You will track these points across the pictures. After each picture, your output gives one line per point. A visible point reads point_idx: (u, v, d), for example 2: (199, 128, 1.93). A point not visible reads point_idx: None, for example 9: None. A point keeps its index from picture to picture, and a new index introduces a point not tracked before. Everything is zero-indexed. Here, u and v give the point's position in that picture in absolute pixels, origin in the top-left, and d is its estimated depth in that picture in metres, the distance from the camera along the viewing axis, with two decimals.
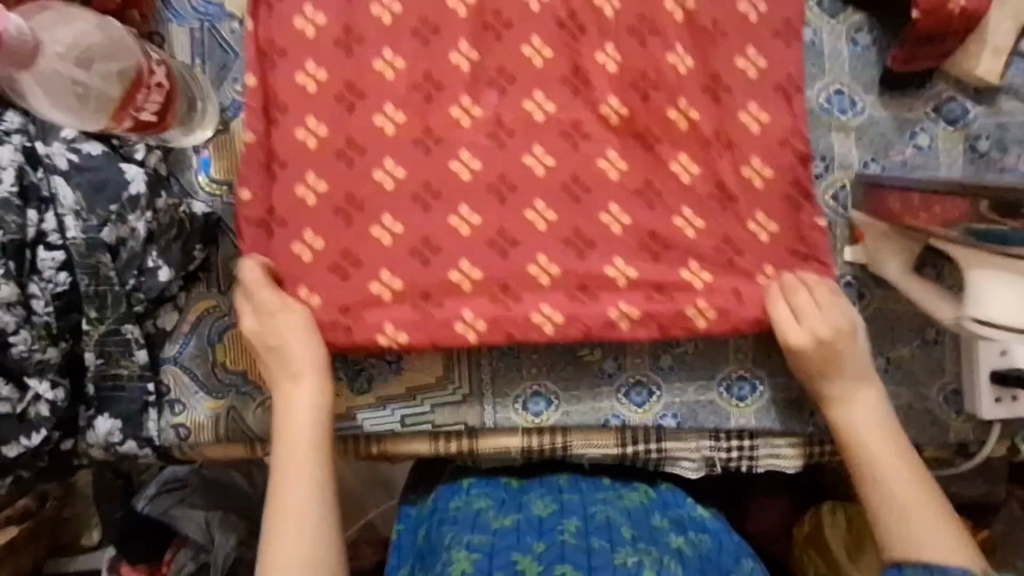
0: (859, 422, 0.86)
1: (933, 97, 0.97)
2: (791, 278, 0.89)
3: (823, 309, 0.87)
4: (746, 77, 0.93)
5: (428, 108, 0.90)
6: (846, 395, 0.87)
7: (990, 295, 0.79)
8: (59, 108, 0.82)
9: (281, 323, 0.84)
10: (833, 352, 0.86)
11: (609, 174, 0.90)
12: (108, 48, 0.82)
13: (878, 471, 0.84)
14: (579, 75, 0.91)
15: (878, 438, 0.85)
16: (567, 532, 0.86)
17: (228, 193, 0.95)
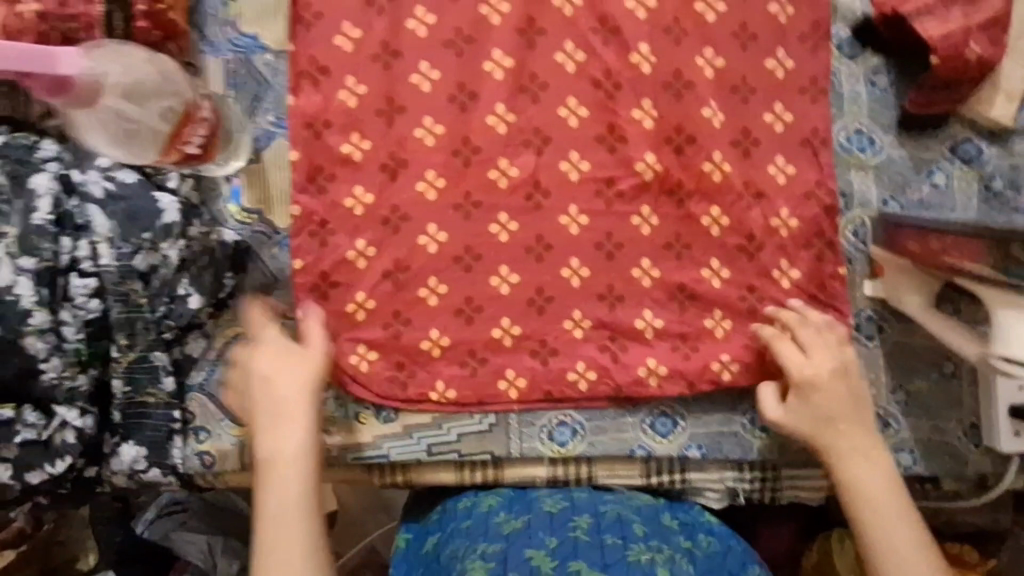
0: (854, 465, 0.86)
1: (949, 138, 1.00)
2: (791, 320, 0.94)
3: (820, 357, 0.89)
4: (774, 131, 0.99)
5: (464, 173, 0.96)
6: (843, 444, 0.87)
7: (1010, 333, 0.80)
8: (113, 144, 0.87)
9: (283, 354, 0.85)
10: (829, 399, 0.88)
11: (642, 230, 0.97)
12: (159, 85, 0.88)
13: (876, 523, 0.83)
14: (614, 133, 0.97)
15: (877, 492, 0.85)
16: (579, 528, 0.85)
17: (259, 220, 0.96)
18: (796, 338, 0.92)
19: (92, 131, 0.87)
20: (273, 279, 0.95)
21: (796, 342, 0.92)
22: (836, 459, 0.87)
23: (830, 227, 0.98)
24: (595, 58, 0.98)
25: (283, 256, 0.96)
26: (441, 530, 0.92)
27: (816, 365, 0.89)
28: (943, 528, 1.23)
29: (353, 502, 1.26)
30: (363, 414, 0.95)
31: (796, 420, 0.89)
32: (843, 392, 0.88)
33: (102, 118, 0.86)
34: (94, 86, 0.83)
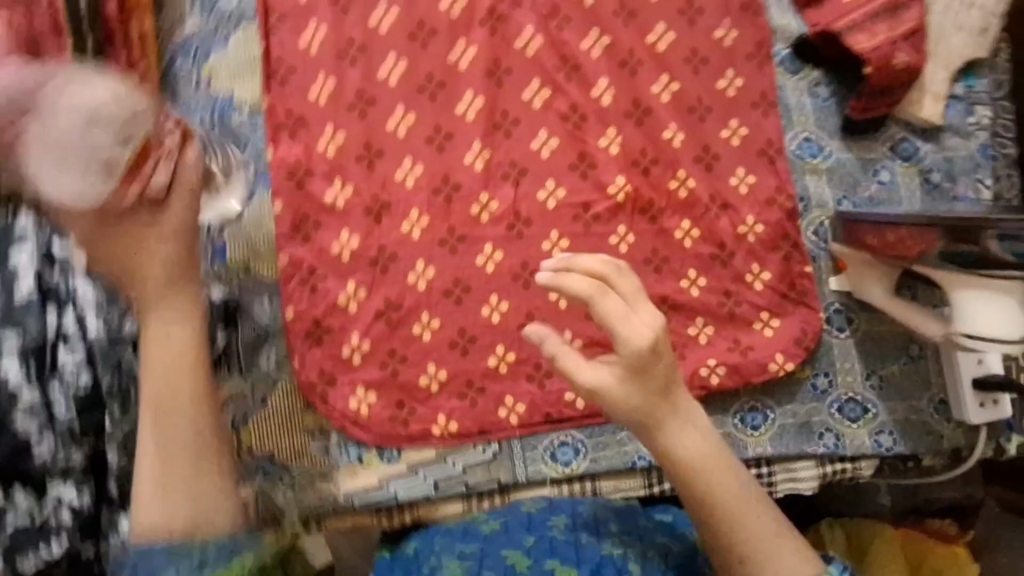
0: (684, 440, 0.77)
1: (888, 139, 1.09)
2: (605, 270, 0.71)
3: (634, 323, 0.71)
4: (732, 145, 1.06)
5: (448, 210, 0.99)
6: (672, 412, 0.76)
7: (972, 313, 0.88)
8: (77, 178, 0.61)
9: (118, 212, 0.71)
10: (657, 361, 0.73)
11: (620, 249, 1.02)
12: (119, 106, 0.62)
13: (711, 483, 0.77)
14: (585, 161, 1.02)
15: (708, 456, 0.77)
16: (557, 528, 0.86)
17: (244, 274, 0.96)
18: (612, 286, 0.71)
19: (42, 154, 0.59)
20: (264, 331, 0.95)
21: (613, 291, 0.72)
22: (666, 426, 0.76)
23: (793, 229, 1.05)
24: (559, 92, 1.03)
25: (274, 308, 0.95)
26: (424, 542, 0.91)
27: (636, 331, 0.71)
28: (922, 505, 1.30)
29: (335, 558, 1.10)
30: (367, 456, 0.95)
31: (609, 390, 0.73)
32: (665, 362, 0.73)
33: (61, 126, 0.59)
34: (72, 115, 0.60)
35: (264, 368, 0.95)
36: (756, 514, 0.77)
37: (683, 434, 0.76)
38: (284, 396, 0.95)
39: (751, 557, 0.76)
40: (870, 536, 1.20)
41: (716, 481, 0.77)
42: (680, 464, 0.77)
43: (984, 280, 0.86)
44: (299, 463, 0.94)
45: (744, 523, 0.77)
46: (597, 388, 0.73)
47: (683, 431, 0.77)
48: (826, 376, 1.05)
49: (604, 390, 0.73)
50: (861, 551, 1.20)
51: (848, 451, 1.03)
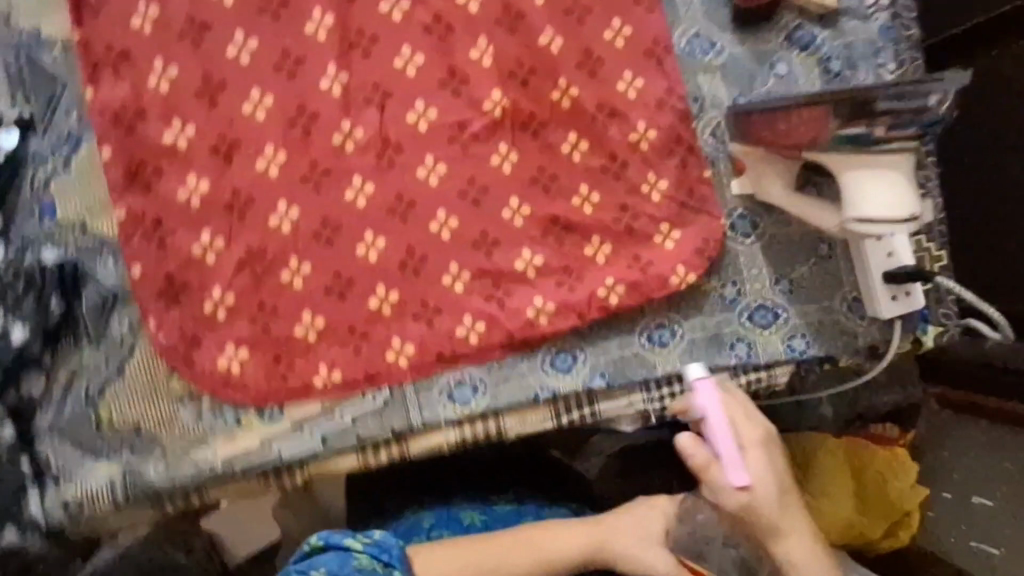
0: (795, 554, 0.86)
1: (783, 29, 1.02)
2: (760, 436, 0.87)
3: (762, 465, 0.86)
4: (615, 47, 0.97)
5: (306, 143, 0.89)
6: (786, 542, 0.86)
7: (863, 195, 0.80)
8: (657, 556, 0.89)
9: (645, 510, 0.92)
10: (759, 500, 0.85)
11: (503, 169, 0.94)
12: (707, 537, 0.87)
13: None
14: (456, 76, 0.93)
15: (810, 568, 0.86)
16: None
17: (81, 234, 0.84)
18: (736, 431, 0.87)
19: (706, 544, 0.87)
20: (112, 295, 0.85)
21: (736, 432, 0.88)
22: (778, 542, 0.86)
23: (688, 133, 0.98)
24: (420, 4, 0.93)
25: (118, 268, 0.85)
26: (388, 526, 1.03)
27: (756, 470, 0.86)
28: (865, 413, 1.31)
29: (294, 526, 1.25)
30: (244, 417, 0.88)
31: (758, 508, 0.85)
32: (761, 492, 0.85)
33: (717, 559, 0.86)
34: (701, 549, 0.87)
35: (117, 336, 0.85)
36: None
37: (797, 543, 0.86)
38: (142, 365, 0.85)
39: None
40: (817, 450, 1.22)
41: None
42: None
43: (866, 156, 0.80)
44: (170, 434, 0.86)
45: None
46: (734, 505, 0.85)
47: (794, 545, 0.86)
48: (733, 285, 1.01)
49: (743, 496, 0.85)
50: (807, 461, 1.24)
51: (761, 361, 1.01)
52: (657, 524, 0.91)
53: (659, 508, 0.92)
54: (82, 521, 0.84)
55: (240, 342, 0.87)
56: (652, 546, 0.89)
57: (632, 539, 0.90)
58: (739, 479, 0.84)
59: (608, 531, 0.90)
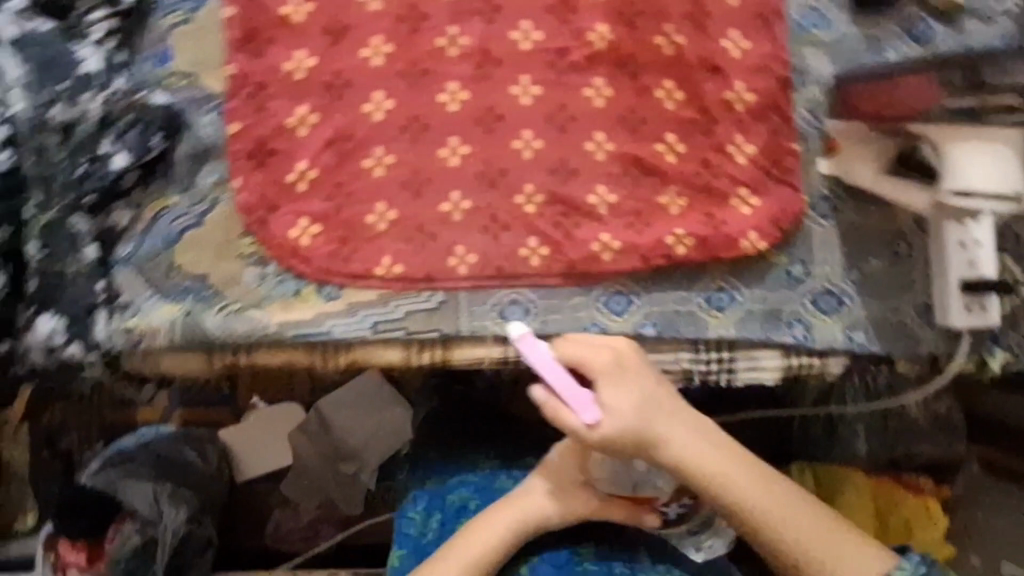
0: (683, 450, 0.90)
1: (903, 18, 0.99)
2: (610, 359, 0.89)
3: (618, 386, 0.89)
4: (727, 4, 0.97)
5: (412, 40, 0.92)
6: (667, 442, 0.90)
7: (970, 163, 0.82)
8: (571, 499, 0.96)
9: (547, 467, 0.98)
10: (624, 425, 0.89)
11: (595, 102, 0.94)
12: (606, 471, 0.98)
13: (749, 493, 0.90)
14: (566, 4, 0.95)
15: (704, 454, 0.91)
16: (585, 559, 0.97)
17: (190, 84, 0.89)
18: (581, 362, 0.88)
19: (601, 479, 0.98)
20: (207, 146, 0.89)
21: (582, 365, 0.88)
22: (661, 447, 0.90)
23: (785, 101, 0.97)
24: None
25: (217, 122, 0.89)
26: (431, 506, 1.06)
27: (611, 398, 0.88)
28: (901, 460, 1.30)
29: (309, 456, 1.44)
30: (304, 290, 0.90)
31: (630, 432, 0.89)
32: (619, 417, 0.88)
33: (620, 476, 0.98)
34: (598, 481, 0.98)
35: (204, 186, 0.89)
36: (793, 502, 0.90)
37: (678, 440, 0.90)
38: (223, 218, 0.89)
39: (784, 537, 0.89)
40: (844, 486, 1.24)
41: (722, 466, 0.90)
42: (696, 475, 0.90)
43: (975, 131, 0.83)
44: (233, 290, 0.89)
45: (772, 514, 0.89)
46: (614, 437, 0.89)
47: (678, 443, 0.91)
48: (802, 265, 0.98)
49: (609, 427, 0.88)
50: (830, 494, 1.24)
51: (816, 345, 0.98)
52: (557, 476, 0.97)
53: (559, 458, 0.99)
54: (138, 353, 0.87)
55: (313, 217, 0.90)
56: (569, 493, 0.97)
57: (547, 491, 0.97)
58: (590, 415, 0.88)
59: (527, 497, 0.96)
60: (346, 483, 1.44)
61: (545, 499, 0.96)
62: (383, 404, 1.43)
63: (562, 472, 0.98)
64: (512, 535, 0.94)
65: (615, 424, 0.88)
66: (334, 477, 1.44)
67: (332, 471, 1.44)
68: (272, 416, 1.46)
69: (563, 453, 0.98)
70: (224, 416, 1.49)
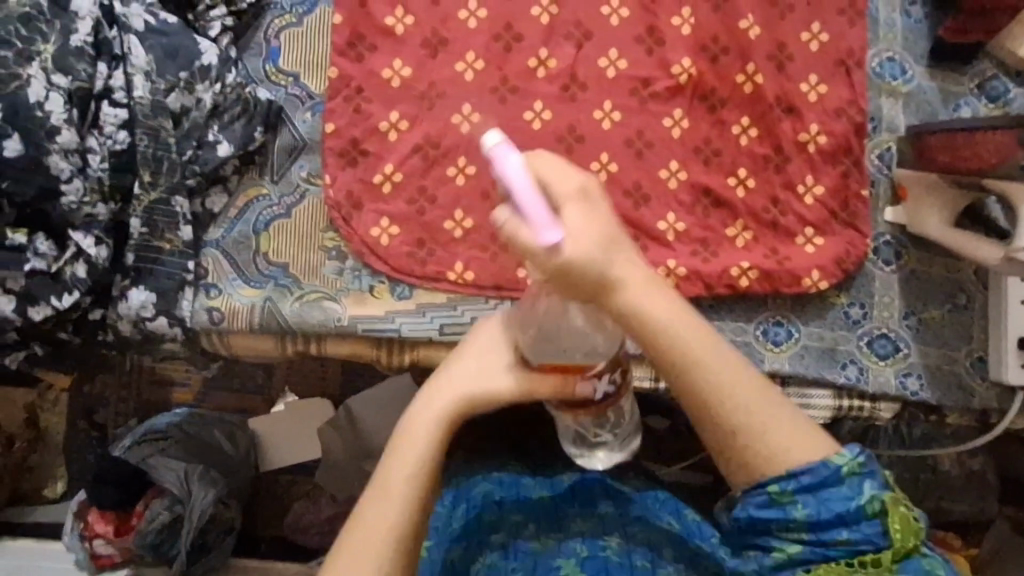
0: (644, 303, 0.62)
1: (978, 75, 1.02)
2: (573, 184, 0.58)
3: (584, 218, 0.58)
4: (808, 49, 1.00)
5: (505, 59, 0.97)
6: (627, 288, 0.62)
7: None
8: (499, 379, 0.72)
9: (480, 347, 0.74)
10: (581, 260, 0.58)
11: (672, 132, 0.98)
12: (545, 332, 0.69)
13: (695, 353, 0.64)
14: (653, 35, 0.99)
15: (675, 320, 0.64)
16: (610, 546, 0.78)
17: (293, 83, 0.96)
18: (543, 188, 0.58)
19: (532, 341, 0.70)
20: (302, 143, 0.95)
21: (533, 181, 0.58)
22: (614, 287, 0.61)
23: (858, 146, 0.99)
24: None
25: (314, 122, 0.95)
26: (454, 501, 0.86)
27: (574, 228, 0.58)
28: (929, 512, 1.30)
29: (337, 450, 1.38)
30: (378, 287, 0.94)
31: (587, 260, 0.58)
32: (573, 236, 0.58)
33: (550, 346, 0.69)
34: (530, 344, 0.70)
35: (295, 179, 0.94)
36: (759, 398, 0.65)
37: (632, 288, 0.62)
38: (310, 211, 0.94)
39: (730, 414, 0.65)
40: None
41: (684, 331, 0.64)
42: (647, 331, 0.63)
43: None
44: (312, 280, 0.93)
45: (722, 384, 0.64)
46: (560, 273, 0.58)
47: (636, 291, 0.62)
48: (861, 307, 1.00)
49: (567, 264, 0.57)
50: None
51: (869, 388, 0.98)
52: (481, 352, 0.74)
53: (490, 336, 0.75)
54: (216, 333, 0.91)
55: (394, 217, 0.94)
56: (500, 370, 0.72)
57: (464, 368, 0.73)
58: (551, 237, 0.54)
59: (448, 378, 0.73)
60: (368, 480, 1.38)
61: (495, 381, 0.72)
62: None
63: (481, 341, 0.74)
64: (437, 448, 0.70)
65: (576, 254, 0.57)
66: (360, 475, 1.38)
67: (356, 468, 1.37)
68: (306, 412, 1.42)
69: (500, 326, 0.75)
70: (257, 403, 1.47)
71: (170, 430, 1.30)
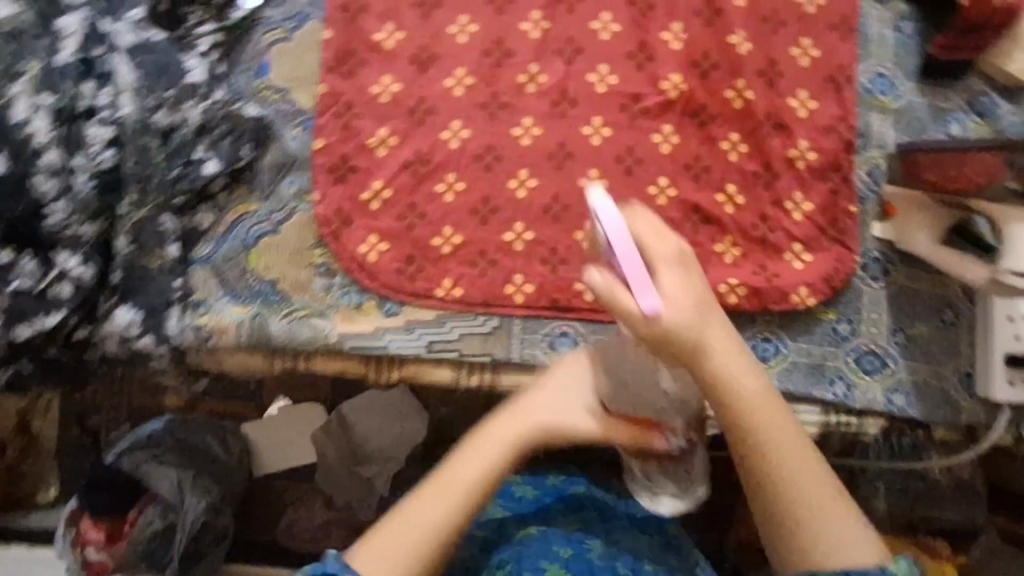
0: (728, 372, 0.69)
1: (968, 91, 1.02)
2: (676, 251, 0.66)
3: (680, 281, 0.66)
4: (799, 65, 1.00)
5: (495, 75, 0.97)
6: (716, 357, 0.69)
7: None
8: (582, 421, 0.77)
9: (566, 377, 0.79)
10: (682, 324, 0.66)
11: (661, 148, 0.98)
12: (626, 376, 0.80)
13: (766, 425, 0.70)
14: (644, 51, 0.99)
15: (753, 392, 0.70)
16: (595, 549, 0.81)
17: (282, 98, 0.95)
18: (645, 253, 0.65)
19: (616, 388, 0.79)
20: (291, 158, 0.94)
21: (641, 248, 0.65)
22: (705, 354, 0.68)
23: (847, 162, 0.99)
24: None
25: (304, 138, 0.95)
26: None
27: (677, 296, 0.65)
28: (918, 522, 1.31)
29: (329, 451, 1.38)
30: (367, 304, 0.93)
31: (684, 322, 0.66)
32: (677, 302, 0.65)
33: (631, 383, 0.80)
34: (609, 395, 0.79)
35: (285, 195, 0.94)
36: (821, 482, 0.70)
37: (728, 363, 0.69)
38: (299, 227, 0.93)
39: (792, 494, 0.69)
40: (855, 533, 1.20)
41: (761, 402, 0.70)
42: (724, 396, 0.70)
43: None
44: (301, 295, 0.92)
45: (789, 461, 0.70)
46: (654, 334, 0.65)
47: (723, 361, 0.69)
48: (849, 323, 1.00)
49: (663, 323, 0.64)
50: None
51: (856, 404, 0.98)
52: (564, 384, 0.79)
53: (568, 374, 0.79)
54: (204, 350, 0.91)
55: (383, 234, 0.94)
56: (582, 409, 0.78)
57: (542, 401, 0.78)
58: (648, 303, 0.63)
59: (532, 407, 0.77)
60: (363, 484, 1.38)
61: (574, 416, 0.77)
62: (406, 412, 1.37)
63: (563, 379, 0.79)
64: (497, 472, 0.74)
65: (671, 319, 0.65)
66: (351, 478, 1.38)
67: (347, 471, 1.38)
68: (297, 414, 1.41)
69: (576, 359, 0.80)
70: (249, 409, 1.44)
71: (166, 434, 1.31)
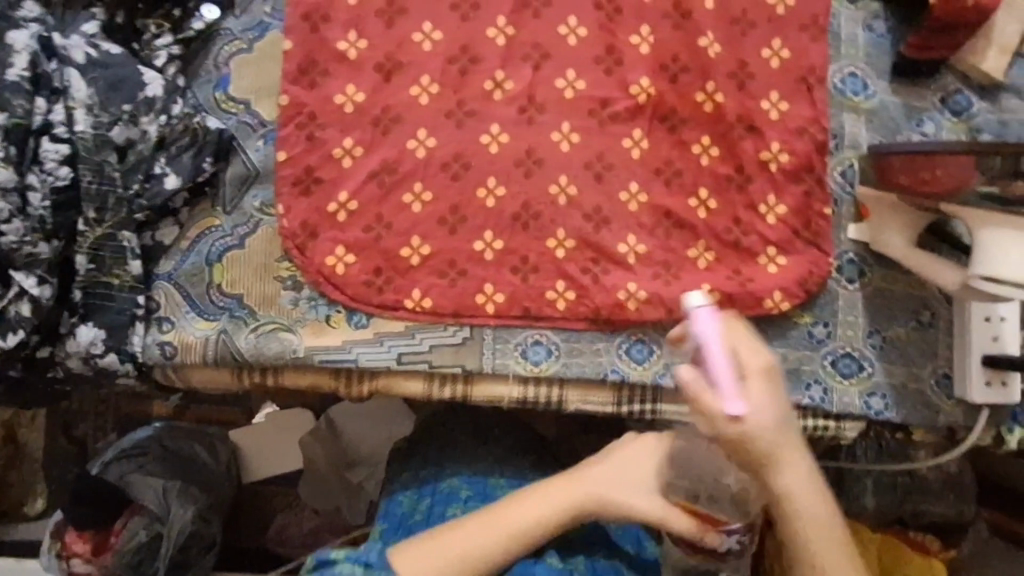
0: (791, 485, 0.76)
1: (941, 89, 1.00)
2: (767, 369, 0.71)
3: (763, 395, 0.71)
4: (769, 66, 0.99)
5: (461, 82, 0.95)
6: (784, 472, 0.75)
7: (1005, 258, 0.82)
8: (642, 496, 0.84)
9: (630, 455, 0.88)
10: (761, 436, 0.72)
11: (632, 153, 0.96)
12: (693, 471, 0.85)
13: (811, 533, 0.78)
14: (612, 55, 0.97)
15: (808, 504, 0.77)
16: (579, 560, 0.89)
17: (245, 110, 0.94)
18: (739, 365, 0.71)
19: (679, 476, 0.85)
20: (254, 171, 0.93)
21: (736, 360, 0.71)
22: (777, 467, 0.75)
23: (819, 164, 0.98)
24: None
25: (266, 150, 0.93)
26: (424, 492, 1.02)
27: (762, 409, 0.71)
28: (908, 518, 1.29)
29: (319, 456, 1.37)
30: (334, 317, 0.92)
31: (762, 434, 0.72)
32: (759, 416, 0.71)
33: (692, 485, 0.84)
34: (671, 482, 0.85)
35: (248, 209, 0.93)
36: None
37: (790, 480, 0.76)
38: (264, 240, 0.92)
39: None
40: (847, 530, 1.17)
41: (813, 515, 0.78)
42: (783, 505, 0.77)
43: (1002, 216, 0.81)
44: (268, 310, 0.91)
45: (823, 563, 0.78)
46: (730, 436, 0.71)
47: (789, 477, 0.76)
48: (825, 326, 0.99)
49: (743, 428, 0.71)
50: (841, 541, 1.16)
51: (833, 408, 0.97)
52: (626, 463, 0.87)
53: (635, 453, 0.89)
54: (170, 367, 0.90)
55: (350, 246, 0.92)
56: (643, 487, 0.85)
57: (604, 470, 0.87)
58: (733, 407, 0.69)
59: (588, 479, 0.86)
60: (356, 492, 1.37)
61: (632, 494, 0.84)
62: (392, 416, 1.39)
63: (628, 456, 0.88)
64: (544, 528, 0.83)
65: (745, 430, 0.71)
66: (343, 486, 1.37)
67: (337, 476, 1.37)
68: (283, 422, 1.40)
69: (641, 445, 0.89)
70: (238, 416, 1.43)
71: (150, 445, 1.29)
